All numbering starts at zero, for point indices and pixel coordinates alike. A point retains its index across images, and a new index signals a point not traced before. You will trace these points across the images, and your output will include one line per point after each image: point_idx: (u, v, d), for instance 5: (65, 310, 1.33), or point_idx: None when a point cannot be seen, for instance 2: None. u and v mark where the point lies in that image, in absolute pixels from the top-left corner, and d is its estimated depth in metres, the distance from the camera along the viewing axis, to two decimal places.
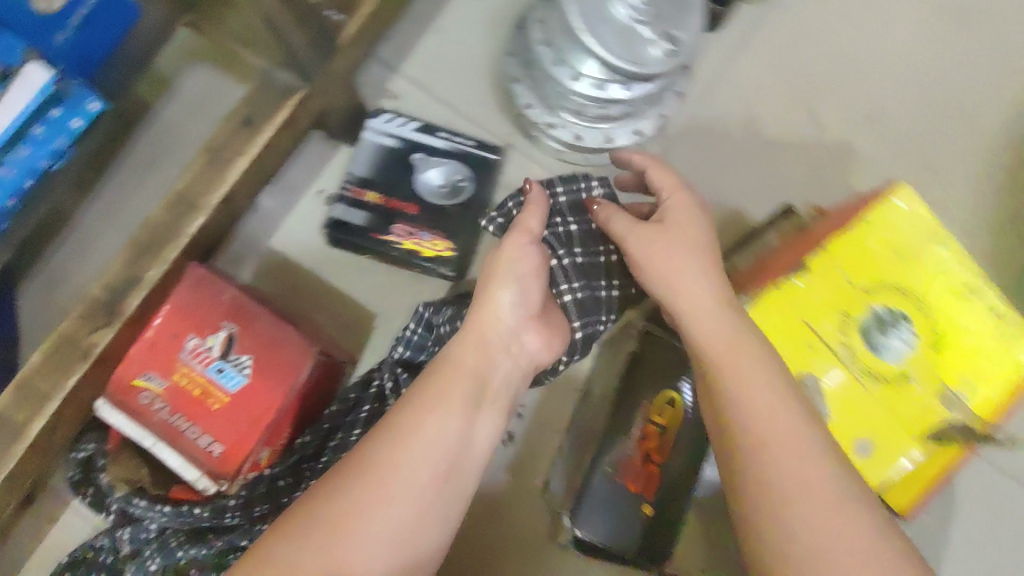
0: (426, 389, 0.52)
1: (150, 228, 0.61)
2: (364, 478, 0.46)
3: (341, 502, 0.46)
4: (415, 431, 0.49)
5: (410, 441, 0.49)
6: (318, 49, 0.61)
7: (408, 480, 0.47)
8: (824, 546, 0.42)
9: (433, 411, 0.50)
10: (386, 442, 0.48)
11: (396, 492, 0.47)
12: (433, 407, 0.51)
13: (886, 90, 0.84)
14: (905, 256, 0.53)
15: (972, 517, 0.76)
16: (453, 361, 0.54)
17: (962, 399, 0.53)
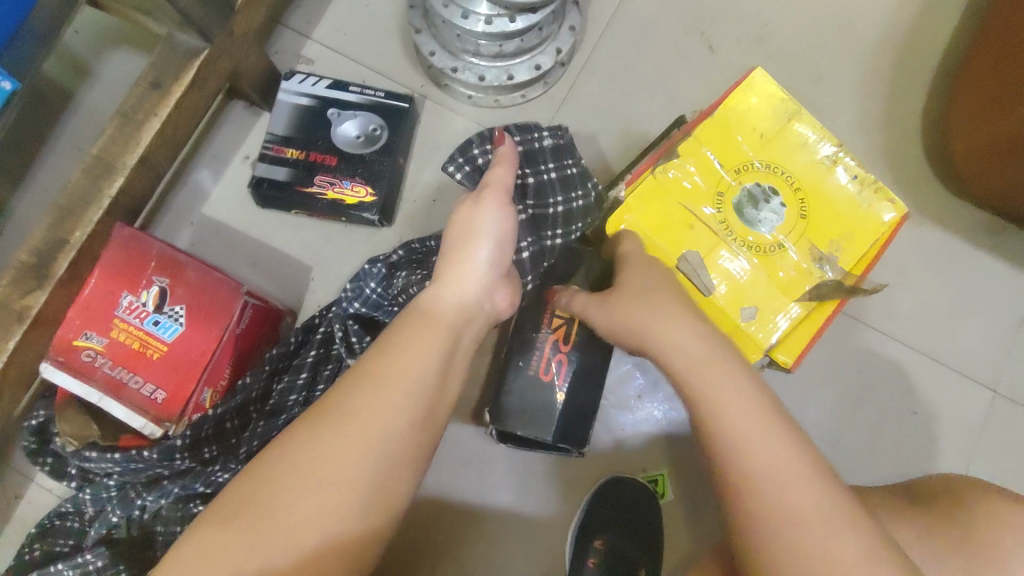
0: (394, 352, 0.48)
1: (71, 192, 0.64)
2: (330, 441, 0.43)
3: (318, 451, 0.43)
4: (393, 377, 0.47)
5: (389, 387, 0.46)
6: (213, 5, 0.63)
7: (385, 426, 0.45)
8: (774, 495, 0.42)
9: (404, 372, 0.47)
10: (364, 387, 0.46)
11: (359, 464, 0.43)
12: (415, 359, 0.48)
13: (773, 8, 0.88)
14: (763, 134, 0.58)
15: (882, 389, 0.82)
16: (426, 317, 0.53)
17: (831, 261, 0.57)
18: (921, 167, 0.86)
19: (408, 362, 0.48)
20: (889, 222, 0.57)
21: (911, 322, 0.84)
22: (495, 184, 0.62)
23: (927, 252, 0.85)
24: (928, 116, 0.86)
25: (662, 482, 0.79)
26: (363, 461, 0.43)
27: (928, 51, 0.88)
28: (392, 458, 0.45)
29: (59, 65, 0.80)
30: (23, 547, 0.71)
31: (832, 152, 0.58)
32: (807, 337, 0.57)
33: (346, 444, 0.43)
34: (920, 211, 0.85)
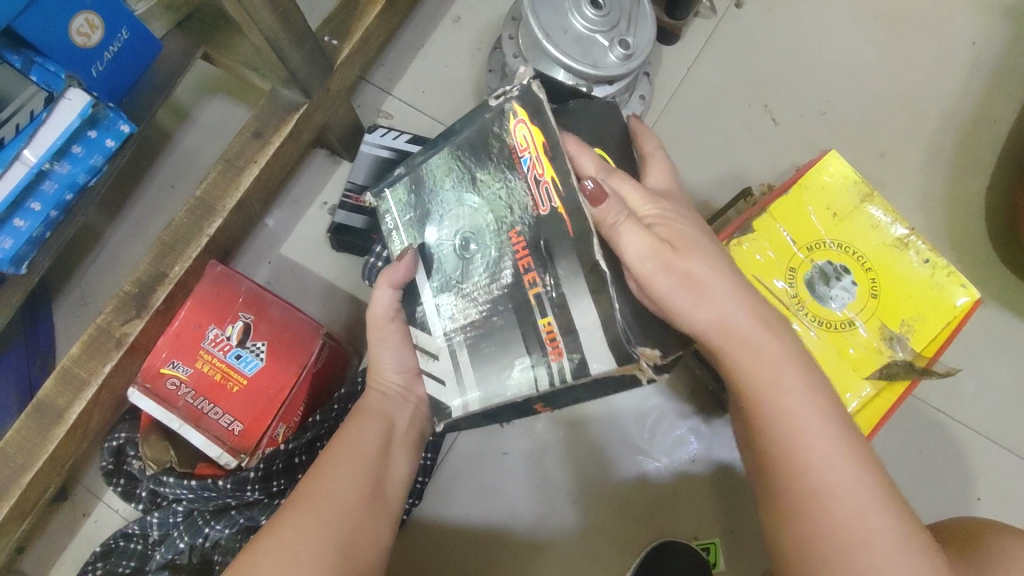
0: (353, 420, 0.56)
1: (174, 230, 0.69)
2: (274, 531, 0.47)
3: (332, 504, 0.49)
4: (350, 451, 0.53)
5: (349, 440, 0.54)
6: (316, 66, 0.69)
7: (335, 504, 0.49)
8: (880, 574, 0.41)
9: (356, 435, 0.54)
10: (316, 474, 0.51)
11: (308, 537, 0.47)
12: (347, 445, 0.54)
13: (836, 88, 0.91)
14: (835, 214, 0.67)
15: (937, 469, 0.81)
16: (359, 408, 0.57)
17: (902, 340, 0.65)
18: (986, 248, 0.86)
19: (349, 438, 0.54)
20: (963, 305, 0.64)
21: (974, 404, 0.83)
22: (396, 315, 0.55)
23: (994, 334, 0.84)
24: (993, 200, 0.87)
25: (715, 551, 0.80)
26: (322, 535, 0.47)
27: (993, 135, 0.89)
28: (348, 527, 0.49)
29: (163, 111, 0.86)
30: (87, 565, 0.74)
31: (905, 235, 0.66)
32: (878, 412, 0.64)
33: (284, 563, 0.45)
34: (986, 292, 0.85)
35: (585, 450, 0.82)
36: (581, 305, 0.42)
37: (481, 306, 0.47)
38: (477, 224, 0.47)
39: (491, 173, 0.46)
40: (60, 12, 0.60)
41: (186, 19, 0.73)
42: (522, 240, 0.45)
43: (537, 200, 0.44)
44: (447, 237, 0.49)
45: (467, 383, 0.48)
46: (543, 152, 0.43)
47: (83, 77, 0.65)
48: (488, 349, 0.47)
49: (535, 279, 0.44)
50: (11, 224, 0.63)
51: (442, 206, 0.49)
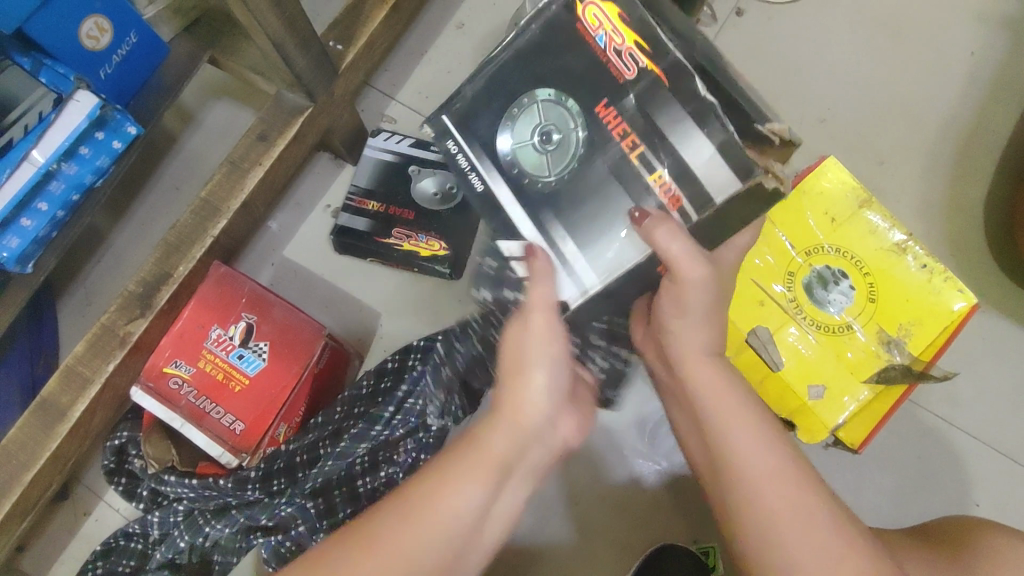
0: (513, 392, 0.49)
1: (179, 230, 0.70)
2: (415, 508, 0.44)
3: (426, 542, 0.43)
4: (513, 432, 0.47)
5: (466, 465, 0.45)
6: (321, 70, 0.70)
7: (466, 506, 0.44)
8: None
9: (521, 414, 0.48)
10: (464, 454, 0.46)
11: (449, 526, 0.43)
12: (495, 442, 0.47)
13: (835, 95, 0.92)
14: (833, 219, 0.68)
15: (936, 474, 0.81)
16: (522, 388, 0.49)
17: (899, 345, 0.66)
18: (984, 255, 0.87)
19: (522, 422, 0.48)
20: (959, 310, 0.64)
21: (973, 411, 0.83)
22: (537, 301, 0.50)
23: (992, 340, 0.84)
24: (992, 207, 0.88)
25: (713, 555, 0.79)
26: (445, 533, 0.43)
27: (991, 143, 0.89)
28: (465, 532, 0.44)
29: (170, 114, 0.87)
30: (88, 564, 0.74)
31: (902, 240, 0.67)
32: (873, 415, 0.66)
33: (406, 552, 0.42)
34: (984, 299, 0.86)
35: (585, 454, 0.82)
36: (691, 143, 0.43)
37: (579, 192, 0.48)
38: (552, 113, 0.47)
39: (566, 61, 0.46)
40: (70, 15, 0.61)
41: (194, 23, 0.74)
42: (611, 110, 0.45)
43: (620, 65, 0.45)
44: (525, 137, 0.48)
45: (578, 262, 0.49)
46: (620, 20, 0.44)
47: (91, 79, 0.66)
48: (596, 211, 0.48)
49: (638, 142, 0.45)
50: (18, 224, 0.64)
51: (511, 110, 0.48)
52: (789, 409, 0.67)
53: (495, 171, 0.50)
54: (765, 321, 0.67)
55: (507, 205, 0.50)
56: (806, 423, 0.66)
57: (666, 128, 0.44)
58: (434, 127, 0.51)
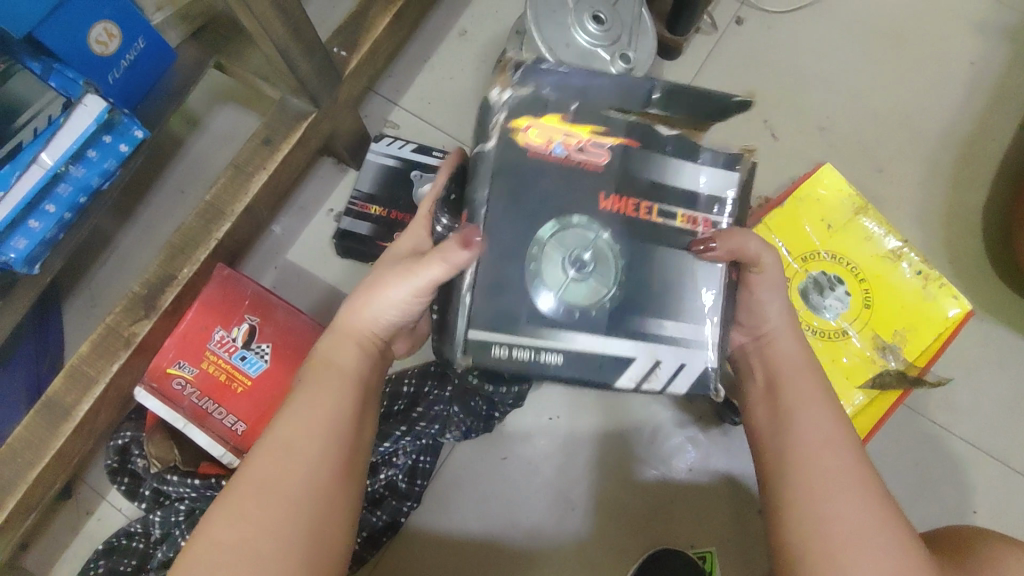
0: (318, 376, 0.51)
1: (184, 233, 0.71)
2: (244, 498, 0.44)
3: (300, 478, 0.45)
4: (319, 405, 0.49)
5: (316, 402, 0.49)
6: (325, 76, 0.71)
7: (305, 476, 0.46)
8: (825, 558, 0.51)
9: (324, 394, 0.49)
10: (281, 441, 0.47)
11: (273, 510, 0.44)
12: (317, 414, 0.48)
13: (833, 104, 0.93)
14: (829, 226, 0.69)
15: (933, 480, 0.82)
16: (327, 368, 0.51)
17: (895, 350, 0.67)
18: (982, 263, 0.87)
19: (324, 392, 0.50)
20: (954, 316, 0.66)
21: (970, 418, 0.83)
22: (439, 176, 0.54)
23: (989, 347, 0.85)
24: (990, 215, 0.88)
25: (711, 559, 0.80)
26: (291, 513, 0.44)
27: (989, 152, 0.90)
28: (319, 507, 0.45)
29: (176, 118, 0.88)
30: (90, 563, 0.74)
31: (897, 247, 0.68)
32: (869, 421, 0.66)
33: (249, 535, 0.43)
34: (981, 307, 0.86)
35: (584, 458, 0.83)
36: (683, 171, 0.47)
37: (646, 284, 0.46)
38: (568, 238, 0.46)
39: (537, 179, 0.45)
40: (80, 21, 0.62)
41: (200, 30, 0.76)
42: (616, 198, 0.46)
43: (592, 157, 0.46)
44: (567, 279, 0.45)
45: (697, 334, 0.47)
46: (562, 123, 0.45)
47: (99, 84, 0.67)
48: (675, 282, 0.47)
49: (655, 214, 0.46)
50: (26, 226, 0.65)
51: (530, 268, 0.45)
52: None
53: (575, 323, 0.46)
54: None
55: (602, 349, 0.46)
56: None
57: (663, 177, 0.46)
58: (472, 351, 0.45)
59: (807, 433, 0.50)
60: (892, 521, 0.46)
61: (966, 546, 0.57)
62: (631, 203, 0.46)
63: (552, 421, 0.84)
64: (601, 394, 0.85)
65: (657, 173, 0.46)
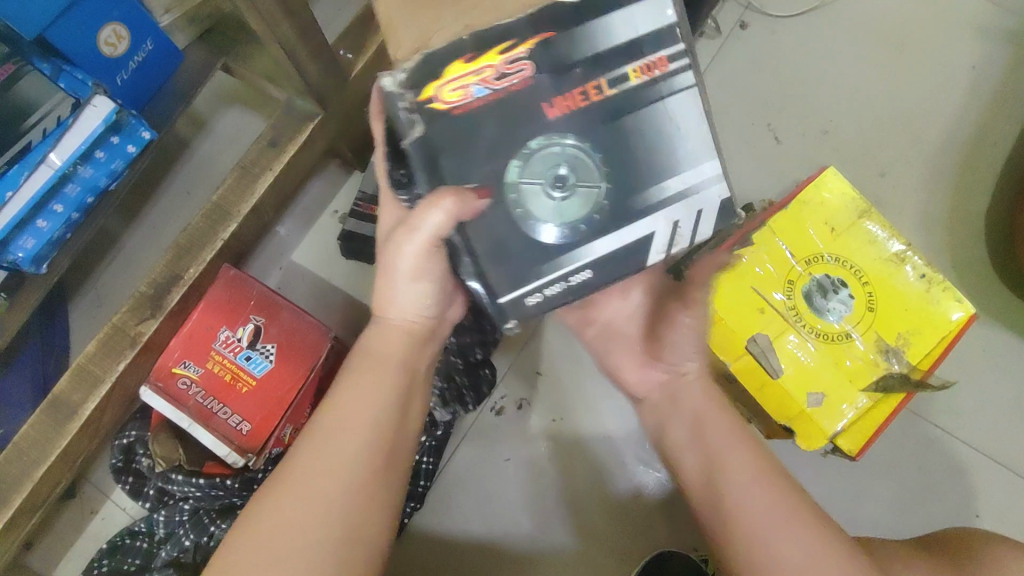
0: (365, 366, 0.52)
1: (190, 234, 0.71)
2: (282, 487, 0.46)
3: (339, 474, 0.47)
4: (364, 401, 0.50)
5: (357, 398, 0.50)
6: (332, 78, 0.71)
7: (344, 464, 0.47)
8: None
9: (369, 389, 0.51)
10: (327, 430, 0.48)
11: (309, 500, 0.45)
12: (360, 409, 0.49)
13: (837, 108, 0.93)
14: (833, 229, 0.70)
15: (936, 483, 0.82)
16: (373, 359, 0.52)
17: (897, 354, 0.67)
18: (984, 267, 0.87)
19: (369, 386, 0.51)
20: (957, 320, 0.66)
21: (973, 422, 0.83)
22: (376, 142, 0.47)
23: (992, 351, 0.85)
24: (993, 219, 0.88)
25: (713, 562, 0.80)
26: (333, 501, 0.46)
27: (992, 156, 0.90)
28: (359, 501, 0.47)
29: (182, 120, 0.89)
30: (94, 561, 0.75)
31: (901, 250, 0.68)
32: (872, 423, 0.67)
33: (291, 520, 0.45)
34: (984, 311, 0.86)
35: (588, 460, 0.83)
36: (615, 26, 0.42)
37: (629, 160, 0.43)
38: (538, 164, 0.42)
39: (481, 126, 0.42)
40: (89, 23, 0.63)
41: (208, 32, 0.75)
42: (562, 99, 0.42)
43: (517, 74, 0.41)
44: (559, 196, 0.42)
45: (700, 174, 0.44)
46: (466, 65, 0.41)
47: (108, 85, 0.67)
48: (657, 142, 0.43)
49: (609, 90, 0.42)
50: (34, 226, 0.65)
51: (517, 210, 0.42)
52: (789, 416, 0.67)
53: (588, 234, 0.43)
54: (765, 328, 0.68)
55: (619, 243, 0.44)
56: (805, 429, 0.67)
57: (600, 47, 0.42)
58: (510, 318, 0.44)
59: (739, 470, 0.52)
60: (833, 550, 0.48)
61: (964, 546, 0.58)
62: (581, 97, 0.42)
63: (555, 422, 0.84)
64: (604, 396, 0.85)
65: (596, 47, 0.42)
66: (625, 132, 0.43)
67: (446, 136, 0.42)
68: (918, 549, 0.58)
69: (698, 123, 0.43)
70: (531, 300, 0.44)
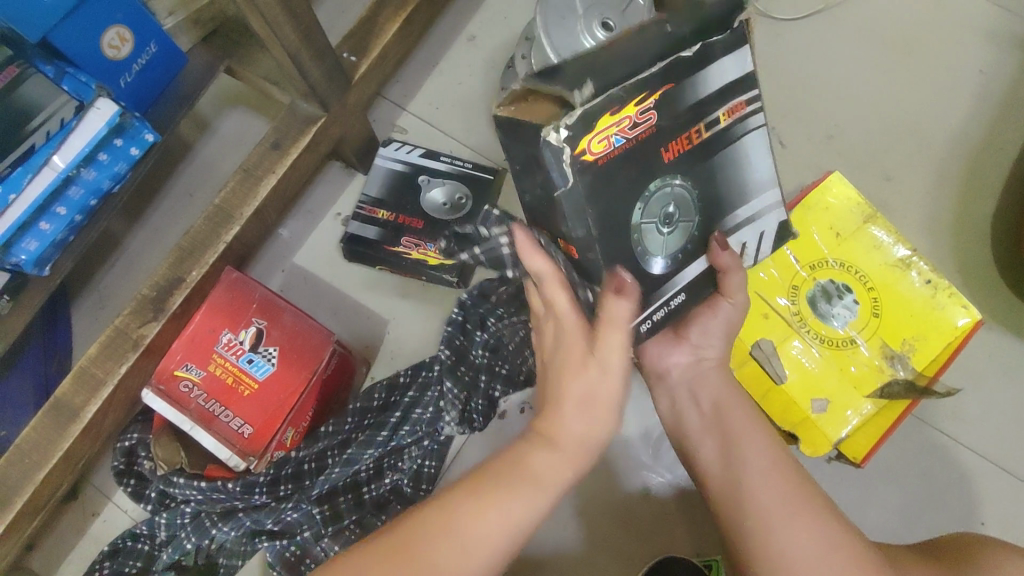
0: (537, 457, 0.48)
1: (193, 236, 0.71)
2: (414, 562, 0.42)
3: (470, 574, 0.43)
4: (524, 496, 0.46)
5: (525, 495, 0.46)
6: (334, 81, 0.71)
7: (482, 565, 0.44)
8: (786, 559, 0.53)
9: (536, 489, 0.46)
10: (484, 521, 0.44)
11: None
12: (528, 508, 0.46)
13: (841, 112, 0.93)
14: (838, 234, 0.69)
15: (940, 490, 0.81)
16: (552, 456, 0.48)
17: (903, 360, 0.67)
18: (990, 271, 0.87)
19: (535, 484, 0.47)
20: (963, 326, 0.65)
21: (979, 427, 0.83)
22: (539, 273, 0.48)
23: (997, 357, 0.84)
24: (1000, 223, 0.88)
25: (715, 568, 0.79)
26: None
27: (999, 160, 0.90)
28: None
29: (186, 122, 0.89)
30: (95, 564, 0.75)
31: (907, 256, 0.68)
32: (877, 430, 0.67)
33: None
34: (990, 316, 0.85)
35: (591, 464, 0.83)
36: (712, 74, 0.42)
37: (716, 192, 0.47)
38: (655, 203, 0.43)
39: (627, 175, 0.41)
40: (92, 26, 0.63)
41: (212, 33, 0.76)
42: (673, 144, 0.42)
43: (646, 124, 0.40)
44: (664, 234, 0.46)
45: (763, 203, 0.51)
46: (611, 115, 0.39)
47: (111, 88, 0.68)
48: (739, 174, 0.48)
49: (705, 133, 0.44)
50: (37, 228, 0.65)
51: (641, 252, 0.45)
52: (792, 422, 0.67)
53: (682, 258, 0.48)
54: (768, 333, 0.68)
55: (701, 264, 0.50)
56: (809, 436, 0.66)
57: (703, 92, 0.42)
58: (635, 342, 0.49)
59: (758, 461, 0.53)
60: (843, 539, 0.48)
61: (967, 552, 0.57)
62: (689, 140, 0.43)
63: None
64: None
65: (697, 93, 0.42)
66: (719, 167, 0.47)
67: (601, 180, 0.40)
68: (923, 555, 0.58)
69: (764, 154, 0.49)
70: (642, 327, 0.48)
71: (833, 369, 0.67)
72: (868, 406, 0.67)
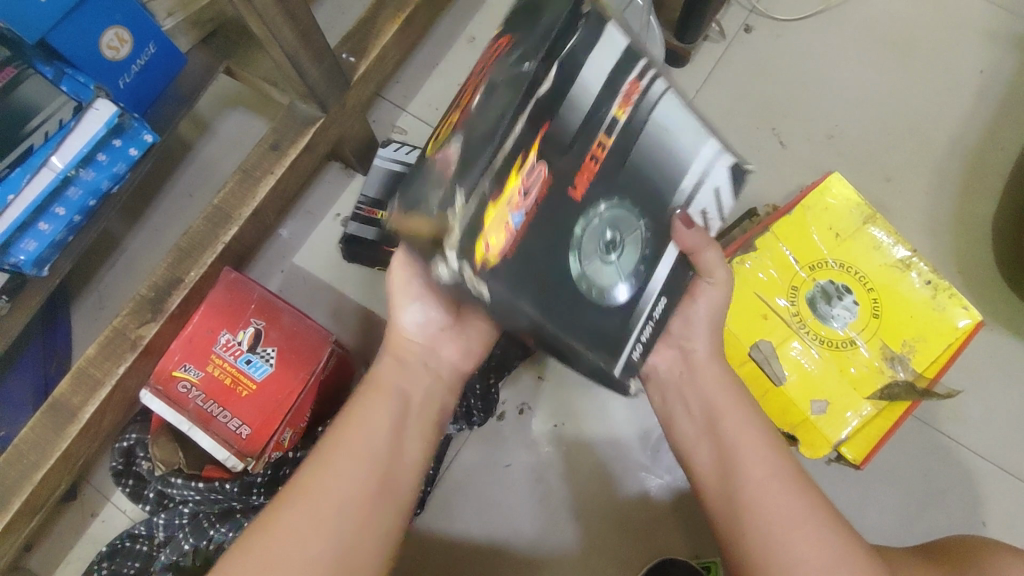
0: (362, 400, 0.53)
1: (191, 237, 0.71)
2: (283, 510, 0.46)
3: (341, 509, 0.46)
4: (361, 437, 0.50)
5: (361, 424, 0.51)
6: (333, 81, 0.71)
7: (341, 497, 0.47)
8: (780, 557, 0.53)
9: (361, 424, 0.51)
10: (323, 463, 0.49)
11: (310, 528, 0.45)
12: (356, 441, 0.50)
13: (841, 113, 0.92)
14: (838, 235, 0.69)
15: (941, 491, 0.81)
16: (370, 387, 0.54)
17: (903, 361, 0.66)
18: (991, 272, 0.86)
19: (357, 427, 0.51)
20: (964, 327, 0.66)
21: (980, 428, 0.82)
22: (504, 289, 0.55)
23: (998, 357, 0.84)
24: (1001, 223, 0.87)
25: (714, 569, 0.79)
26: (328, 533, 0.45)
27: (1000, 161, 0.89)
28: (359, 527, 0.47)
29: (185, 123, 0.89)
30: (93, 564, 0.75)
31: (907, 257, 0.68)
32: (880, 432, 0.66)
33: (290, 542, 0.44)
34: (990, 316, 0.85)
35: (591, 465, 0.83)
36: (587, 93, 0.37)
37: (644, 183, 0.44)
38: (588, 241, 0.41)
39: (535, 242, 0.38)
40: (92, 27, 0.63)
41: (210, 35, 0.76)
42: (579, 175, 0.39)
43: (530, 178, 0.36)
44: (608, 266, 0.43)
45: (704, 160, 0.47)
46: (494, 209, 0.35)
47: (110, 88, 0.68)
48: (669, 152, 0.45)
49: (609, 141, 0.40)
50: (35, 228, 0.65)
51: (599, 293, 0.42)
52: (791, 423, 0.66)
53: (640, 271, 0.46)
54: (767, 334, 0.67)
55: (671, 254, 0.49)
56: (808, 438, 0.66)
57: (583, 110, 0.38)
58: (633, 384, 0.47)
59: (753, 469, 0.52)
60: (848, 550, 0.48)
61: (970, 557, 0.56)
62: (594, 162, 0.40)
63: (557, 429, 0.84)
64: (606, 402, 0.84)
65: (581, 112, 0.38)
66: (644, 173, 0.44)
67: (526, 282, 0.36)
68: (922, 558, 0.57)
69: (682, 116, 0.45)
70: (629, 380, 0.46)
71: (833, 370, 0.66)
72: (868, 408, 0.66)
